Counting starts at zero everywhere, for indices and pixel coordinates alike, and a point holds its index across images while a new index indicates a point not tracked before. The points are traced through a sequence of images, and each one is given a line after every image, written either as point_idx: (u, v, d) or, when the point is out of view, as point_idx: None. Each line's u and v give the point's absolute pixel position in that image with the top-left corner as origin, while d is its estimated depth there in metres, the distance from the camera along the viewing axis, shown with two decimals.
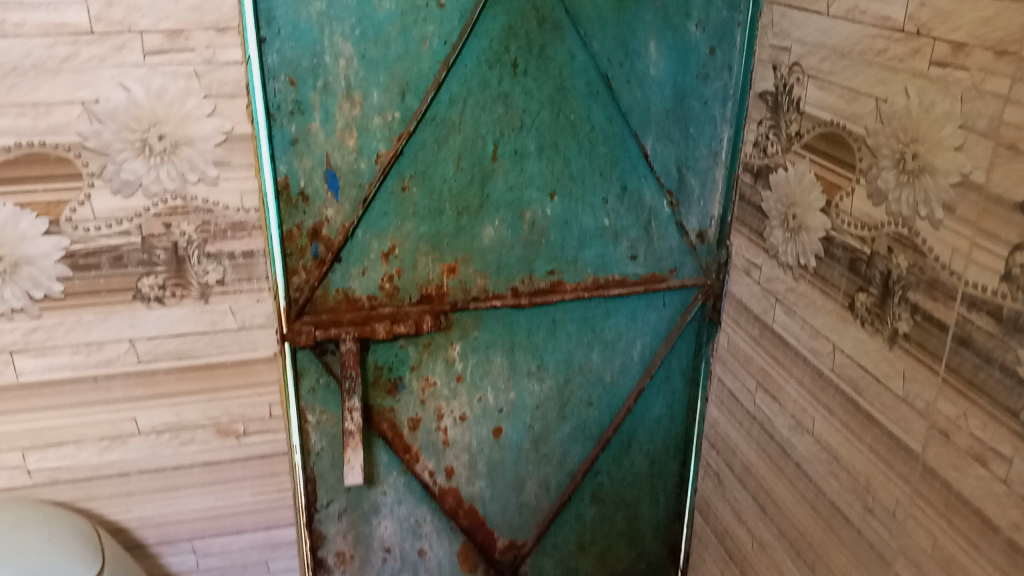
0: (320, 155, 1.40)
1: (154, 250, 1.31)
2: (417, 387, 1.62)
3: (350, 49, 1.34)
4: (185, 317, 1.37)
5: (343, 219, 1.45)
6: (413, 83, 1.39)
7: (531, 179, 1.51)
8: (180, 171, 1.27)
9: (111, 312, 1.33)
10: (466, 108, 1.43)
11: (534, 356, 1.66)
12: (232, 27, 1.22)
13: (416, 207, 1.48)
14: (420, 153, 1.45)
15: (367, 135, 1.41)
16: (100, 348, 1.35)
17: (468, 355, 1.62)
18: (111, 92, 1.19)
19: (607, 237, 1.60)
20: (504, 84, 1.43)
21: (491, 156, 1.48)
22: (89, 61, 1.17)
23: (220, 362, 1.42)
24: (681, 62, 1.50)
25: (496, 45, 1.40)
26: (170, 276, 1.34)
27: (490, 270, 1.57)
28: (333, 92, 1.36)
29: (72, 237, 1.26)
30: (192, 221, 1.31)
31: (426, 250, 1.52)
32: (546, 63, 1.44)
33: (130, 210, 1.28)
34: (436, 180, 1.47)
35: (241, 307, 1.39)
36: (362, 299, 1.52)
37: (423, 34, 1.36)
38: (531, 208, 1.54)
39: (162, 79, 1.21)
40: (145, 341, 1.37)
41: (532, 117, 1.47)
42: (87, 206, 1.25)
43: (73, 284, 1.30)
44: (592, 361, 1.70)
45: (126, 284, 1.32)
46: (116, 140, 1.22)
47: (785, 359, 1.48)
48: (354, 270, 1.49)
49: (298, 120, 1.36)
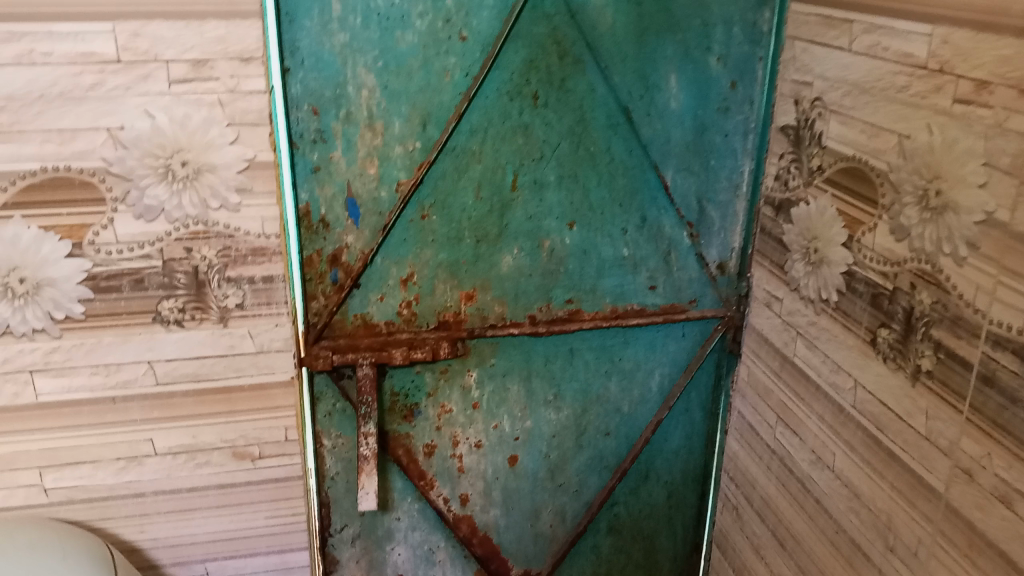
0: (341, 183, 1.41)
1: (175, 274, 1.33)
2: (433, 413, 1.61)
3: (372, 80, 1.36)
4: (204, 340, 1.38)
5: (363, 245, 1.46)
6: (434, 114, 1.40)
7: (550, 209, 1.51)
8: (202, 197, 1.29)
9: (131, 334, 1.35)
10: (486, 138, 1.44)
11: (551, 384, 1.65)
12: (256, 57, 1.23)
13: (435, 235, 1.49)
14: (440, 182, 1.45)
15: (388, 163, 1.42)
16: (119, 369, 1.36)
17: (485, 382, 1.62)
18: (136, 119, 1.22)
19: (626, 267, 1.59)
20: (525, 116, 1.44)
21: (511, 186, 1.48)
22: (115, 90, 1.19)
23: (238, 385, 1.43)
24: (702, 95, 1.50)
25: (517, 77, 1.41)
26: (190, 299, 1.35)
27: (508, 298, 1.57)
28: (355, 122, 1.38)
29: (94, 260, 1.28)
30: (213, 246, 1.33)
31: (444, 277, 1.52)
32: (566, 96, 1.44)
33: (152, 234, 1.29)
34: (456, 209, 1.48)
35: (260, 331, 1.40)
36: (380, 325, 1.53)
37: (445, 66, 1.38)
38: (550, 237, 1.54)
39: (185, 107, 1.23)
40: (164, 363, 1.38)
41: (552, 148, 1.47)
42: (109, 230, 1.27)
43: (94, 306, 1.31)
44: (610, 391, 1.69)
45: (146, 307, 1.33)
46: (139, 166, 1.24)
47: (805, 393, 1.46)
48: (373, 296, 1.50)
49: (320, 149, 1.38)
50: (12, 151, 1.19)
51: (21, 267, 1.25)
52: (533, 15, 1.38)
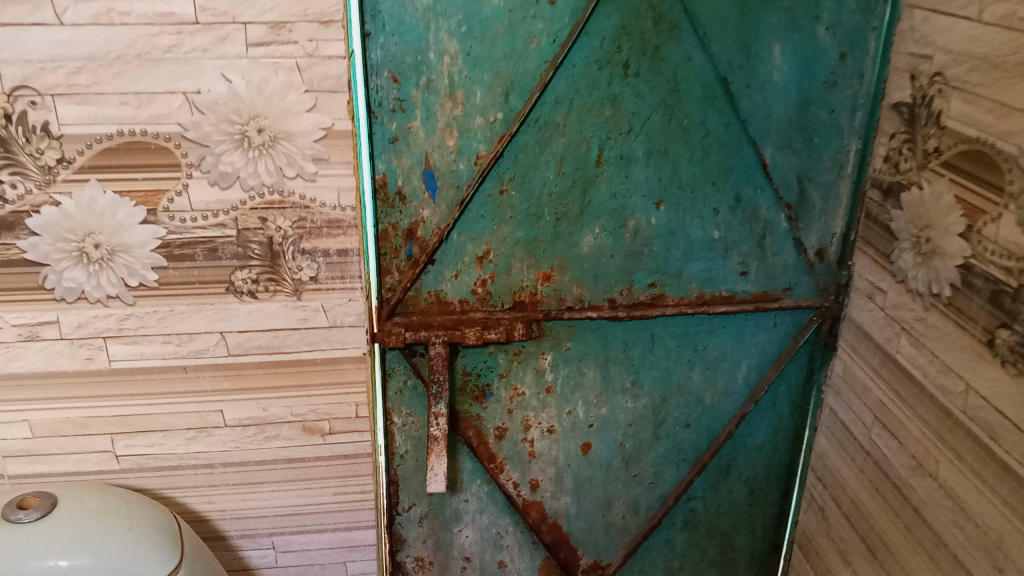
0: (419, 154, 1.36)
1: (249, 244, 1.29)
2: (506, 395, 1.56)
3: (455, 46, 1.29)
4: (277, 312, 1.35)
5: (439, 220, 1.41)
6: (518, 83, 1.33)
7: (636, 187, 1.43)
8: (278, 166, 1.25)
9: (203, 303, 1.32)
10: (572, 111, 1.36)
11: (629, 371, 1.58)
12: (336, 20, 1.18)
13: (514, 211, 1.42)
14: (521, 155, 1.38)
15: (468, 135, 1.36)
16: (191, 339, 1.35)
17: (560, 366, 1.55)
18: (213, 83, 1.18)
19: (715, 251, 1.50)
20: (614, 86, 1.36)
21: (595, 161, 1.40)
22: (192, 52, 1.16)
23: (310, 359, 1.39)
24: (808, 67, 1.38)
25: (608, 45, 1.33)
26: (264, 271, 1.31)
27: (587, 280, 1.50)
28: (435, 90, 1.32)
29: (169, 227, 1.26)
30: (288, 216, 1.28)
31: (521, 256, 1.46)
32: (660, 65, 1.35)
33: (227, 203, 1.26)
34: (536, 185, 1.41)
35: (333, 305, 1.36)
36: (454, 303, 1.48)
37: (532, 32, 1.30)
38: (635, 217, 1.46)
39: (263, 71, 1.19)
40: (235, 334, 1.35)
41: (641, 121, 1.38)
42: (184, 196, 1.24)
43: (168, 274, 1.29)
44: (693, 382, 1.61)
45: (219, 277, 1.31)
46: (215, 132, 1.21)
47: (909, 395, 1.35)
48: (447, 273, 1.45)
49: (399, 118, 1.33)
50: (91, 113, 1.17)
51: (96, 232, 1.24)
52: None
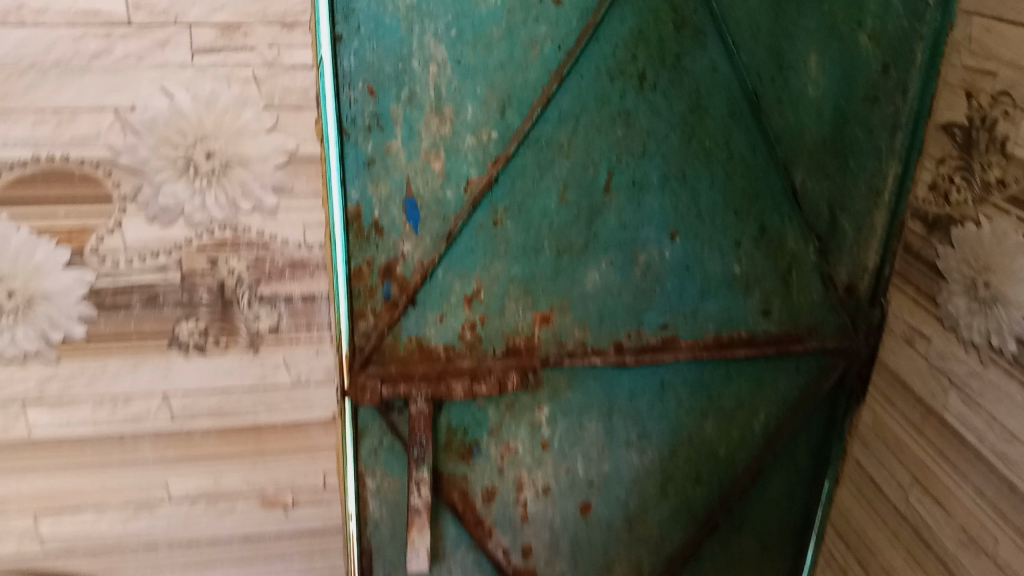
0: (399, 179, 1.16)
1: (197, 290, 1.08)
2: (496, 453, 1.36)
3: (443, 54, 1.09)
4: (230, 369, 1.13)
5: (422, 255, 1.21)
6: (516, 97, 1.14)
7: (650, 216, 1.25)
8: (231, 198, 1.03)
9: (142, 361, 1.10)
10: (578, 129, 1.17)
11: (635, 423, 1.39)
12: (302, 22, 0.97)
13: (509, 245, 1.22)
14: (519, 181, 1.19)
15: (457, 157, 1.16)
16: (128, 402, 1.13)
17: (559, 419, 1.36)
18: (151, 98, 0.96)
19: (735, 288, 1.33)
20: (627, 100, 1.17)
21: (603, 188, 1.21)
22: (125, 60, 0.94)
23: (269, 423, 1.18)
24: (846, 79, 1.23)
25: (622, 53, 1.14)
26: (214, 321, 1.10)
27: (590, 321, 1.30)
28: (419, 105, 1.12)
29: (98, 271, 1.04)
30: (243, 256, 1.07)
31: (516, 295, 1.26)
32: (680, 77, 1.17)
33: (169, 242, 1.04)
34: (535, 215, 1.21)
35: (296, 360, 1.15)
36: (438, 350, 1.27)
37: (534, 37, 1.11)
38: (646, 250, 1.27)
39: (213, 84, 0.97)
40: (181, 396, 1.14)
41: (657, 141, 1.20)
42: (117, 235, 1.02)
43: (98, 327, 1.07)
44: (705, 433, 1.44)
45: (160, 329, 1.09)
46: (154, 157, 0.99)
47: (960, 458, 1.19)
48: (431, 315, 1.25)
49: (376, 137, 1.12)
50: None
51: (9, 278, 1.01)
52: None
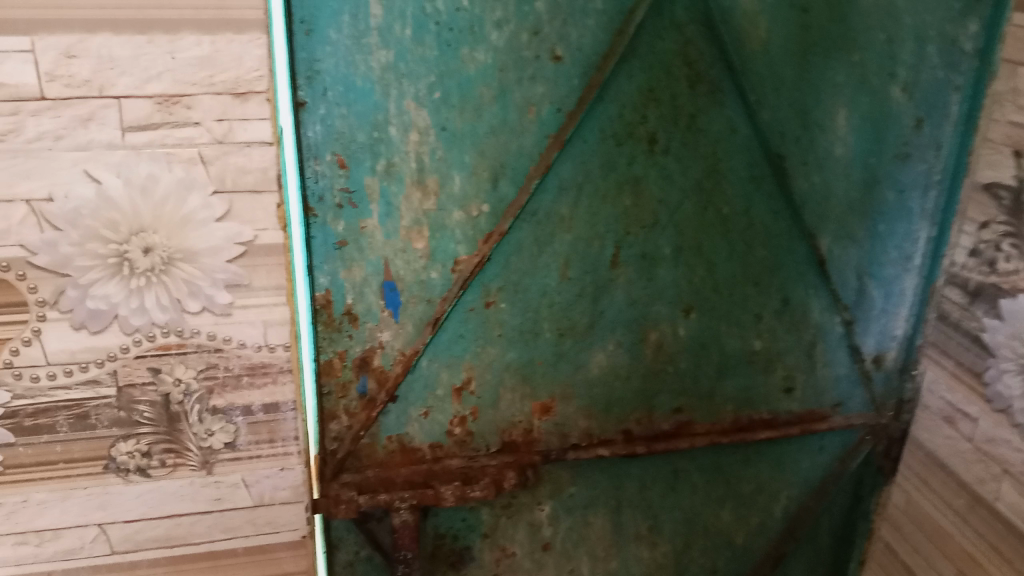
0: (376, 261, 0.99)
1: (136, 405, 0.90)
2: (490, 558, 1.19)
3: (425, 119, 0.93)
4: (178, 493, 0.95)
5: (403, 344, 1.04)
6: (509, 165, 0.98)
7: (662, 292, 1.10)
8: (175, 297, 0.86)
9: (72, 489, 0.92)
10: (580, 200, 1.02)
11: (645, 516, 1.24)
12: (257, 90, 0.81)
13: (504, 328, 1.06)
14: (514, 258, 1.03)
15: (443, 235, 1.00)
16: (56, 537, 0.94)
17: (561, 517, 1.19)
18: (74, 185, 0.79)
19: (756, 365, 1.18)
20: (636, 166, 1.03)
21: (610, 262, 1.06)
22: (38, 141, 0.77)
23: (227, 550, 1.00)
24: (876, 137, 1.09)
25: (630, 113, 1.00)
26: (159, 439, 0.92)
27: (596, 409, 1.14)
28: (398, 177, 0.95)
29: (14, 390, 0.86)
30: (191, 364, 0.90)
31: (512, 384, 1.10)
32: (695, 139, 1.03)
33: (100, 351, 0.86)
34: (533, 293, 1.06)
35: (257, 478, 0.97)
36: (423, 449, 1.11)
37: (529, 97, 0.96)
38: (658, 328, 1.12)
39: (150, 165, 0.80)
40: (121, 526, 0.95)
41: (670, 210, 1.06)
42: (36, 346, 0.85)
43: (17, 454, 0.89)
44: (722, 521, 1.29)
45: (93, 451, 0.91)
46: (79, 255, 0.82)
47: (1017, 557, 1.04)
48: (414, 410, 1.08)
49: (348, 216, 0.96)
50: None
51: None
52: (658, 26, 0.97)
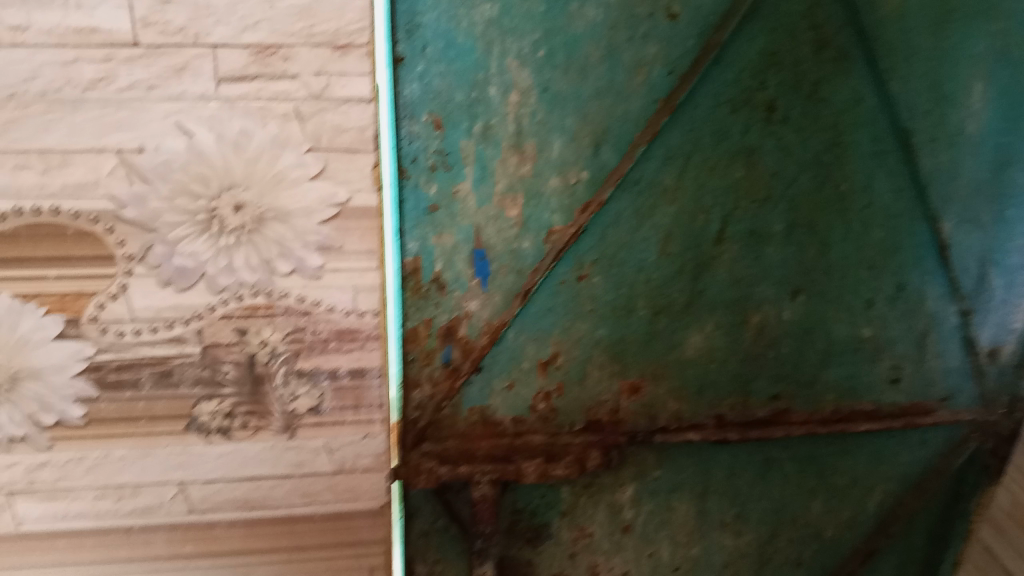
0: (467, 228, 0.94)
1: (220, 365, 0.88)
2: (568, 537, 1.14)
3: (527, 79, 0.88)
4: (260, 457, 0.93)
5: (491, 315, 0.99)
6: (613, 130, 0.92)
7: (768, 272, 1.03)
8: (266, 258, 0.83)
9: (153, 447, 0.90)
10: (687, 170, 0.96)
11: (732, 503, 1.17)
12: (357, 43, 0.77)
13: (596, 304, 1.01)
14: (612, 230, 0.97)
15: (538, 203, 0.94)
16: (135, 494, 0.93)
17: (644, 500, 1.14)
18: (165, 137, 0.77)
19: (863, 353, 1.10)
20: (751, 136, 0.96)
21: (715, 237, 1.00)
22: (130, 90, 0.75)
23: (307, 516, 0.97)
24: (1013, 114, 0.97)
25: (748, 78, 0.93)
26: (242, 402, 0.90)
27: (688, 392, 1.08)
28: (495, 141, 0.90)
29: (99, 344, 0.84)
30: (279, 326, 0.87)
31: (601, 361, 1.04)
32: (817, 109, 0.96)
33: (186, 309, 0.84)
34: (629, 268, 1.00)
35: (341, 445, 0.94)
36: (505, 422, 1.05)
37: (640, 58, 0.90)
38: (762, 310, 1.05)
39: (242, 120, 0.78)
40: (200, 486, 0.93)
41: (784, 184, 0.99)
42: (121, 301, 0.83)
43: (99, 408, 0.88)
44: (812, 514, 1.21)
45: (175, 410, 0.89)
46: (168, 210, 0.80)
47: None
48: (497, 383, 1.03)
49: (441, 179, 0.91)
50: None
51: None
52: None
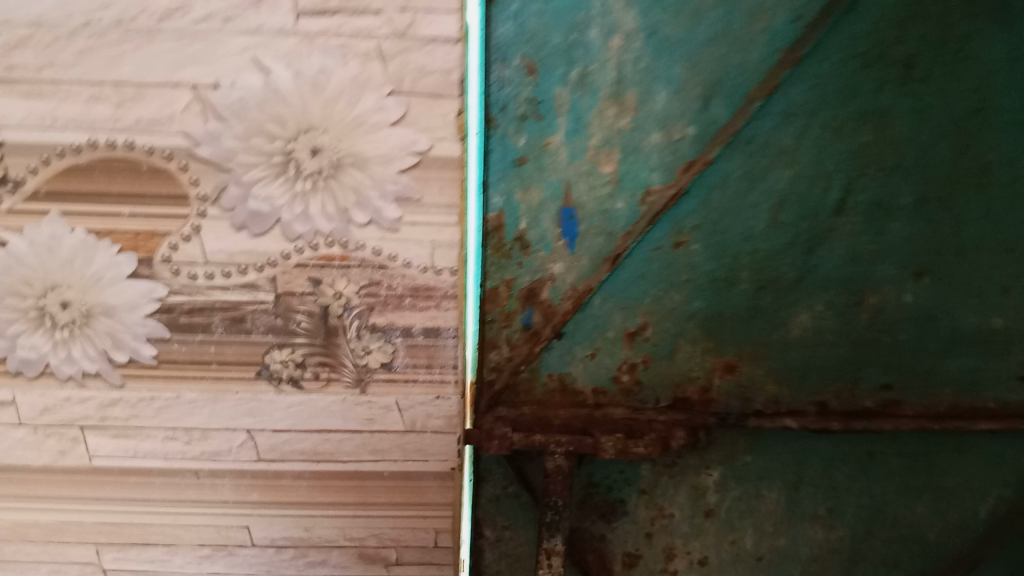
0: (556, 184, 0.86)
1: (294, 314, 0.87)
2: (644, 516, 1.08)
3: (632, 20, 0.81)
4: (329, 409, 0.91)
5: (576, 279, 0.90)
6: (726, 82, 0.84)
7: (892, 249, 0.93)
8: (342, 207, 0.84)
9: (221, 393, 0.89)
10: (809, 130, 0.87)
11: (827, 494, 1.08)
12: None
13: (693, 273, 0.93)
14: (716, 193, 0.89)
15: (636, 159, 0.86)
16: (204, 438, 0.91)
17: (730, 485, 1.07)
18: (241, 74, 0.79)
19: (993, 346, 0.97)
20: (885, 95, 0.86)
21: (834, 207, 0.90)
22: (206, 21, 0.78)
23: (375, 472, 0.95)
24: None
25: (886, 28, 0.83)
26: (314, 352, 0.88)
27: (789, 373, 0.99)
28: (592, 89, 0.83)
29: (172, 285, 0.85)
30: (353, 278, 0.86)
31: (694, 337, 0.96)
32: (964, 67, 0.85)
33: (259, 255, 0.84)
34: (733, 235, 0.91)
35: (412, 404, 0.91)
36: (586, 392, 0.99)
37: (762, 2, 0.81)
38: (879, 292, 0.95)
39: (322, 58, 0.80)
40: (268, 434, 0.91)
41: (920, 152, 0.88)
42: (194, 243, 0.83)
43: (171, 350, 0.87)
44: (915, 516, 1.09)
45: (245, 357, 0.88)
46: (242, 150, 0.81)
47: None
48: (580, 350, 0.97)
49: (530, 129, 0.83)
50: (59, 111, 0.80)
51: (64, 287, 0.84)
52: None
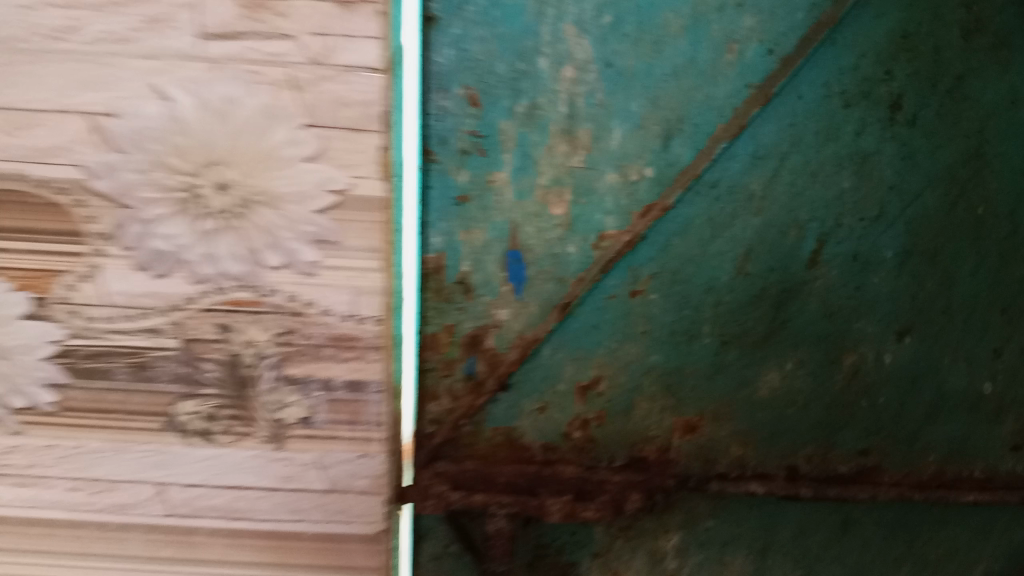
0: (501, 225, 0.80)
1: (204, 362, 0.77)
2: None
3: (586, 51, 0.75)
4: (243, 465, 0.81)
5: (524, 327, 0.83)
6: (690, 121, 0.78)
7: (873, 306, 0.87)
8: (253, 248, 0.72)
9: (127, 444, 0.80)
10: (780, 175, 0.81)
11: (800, 563, 0.97)
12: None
13: (652, 325, 0.85)
14: (677, 241, 0.82)
15: (590, 201, 0.80)
16: (110, 490, 0.82)
17: (691, 552, 0.95)
18: (142, 102, 0.68)
19: (982, 411, 0.93)
20: (866, 138, 0.81)
21: (807, 258, 0.84)
22: (98, 42, 0.67)
23: (295, 533, 0.83)
24: None
25: (868, 65, 0.79)
26: (226, 403, 0.79)
27: (757, 436, 0.90)
28: (541, 124, 0.77)
29: (69, 328, 0.75)
30: (267, 325, 0.76)
31: (652, 393, 0.87)
32: (958, 108, 0.82)
33: (164, 297, 0.74)
34: (696, 285, 0.83)
35: (334, 461, 0.81)
36: (533, 449, 0.88)
37: (732, 32, 0.76)
38: (858, 350, 0.88)
39: (228, 86, 0.68)
40: (179, 489, 0.82)
41: (904, 200, 0.83)
42: (94, 283, 0.73)
43: (71, 395, 0.78)
44: None
45: (152, 406, 0.79)
46: (142, 184, 0.70)
47: None
48: (528, 405, 0.86)
49: (473, 164, 0.77)
50: None
51: None
52: None
